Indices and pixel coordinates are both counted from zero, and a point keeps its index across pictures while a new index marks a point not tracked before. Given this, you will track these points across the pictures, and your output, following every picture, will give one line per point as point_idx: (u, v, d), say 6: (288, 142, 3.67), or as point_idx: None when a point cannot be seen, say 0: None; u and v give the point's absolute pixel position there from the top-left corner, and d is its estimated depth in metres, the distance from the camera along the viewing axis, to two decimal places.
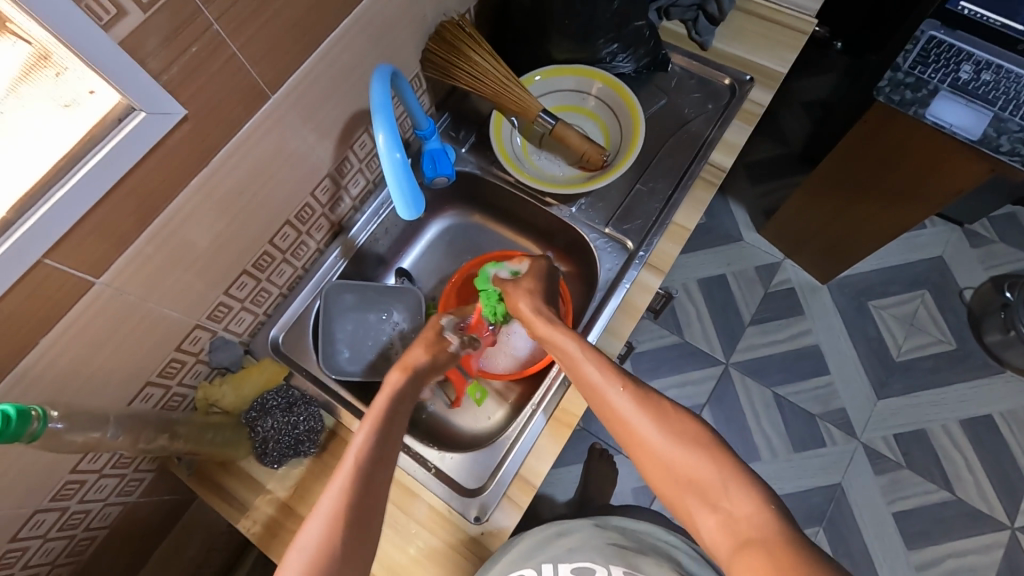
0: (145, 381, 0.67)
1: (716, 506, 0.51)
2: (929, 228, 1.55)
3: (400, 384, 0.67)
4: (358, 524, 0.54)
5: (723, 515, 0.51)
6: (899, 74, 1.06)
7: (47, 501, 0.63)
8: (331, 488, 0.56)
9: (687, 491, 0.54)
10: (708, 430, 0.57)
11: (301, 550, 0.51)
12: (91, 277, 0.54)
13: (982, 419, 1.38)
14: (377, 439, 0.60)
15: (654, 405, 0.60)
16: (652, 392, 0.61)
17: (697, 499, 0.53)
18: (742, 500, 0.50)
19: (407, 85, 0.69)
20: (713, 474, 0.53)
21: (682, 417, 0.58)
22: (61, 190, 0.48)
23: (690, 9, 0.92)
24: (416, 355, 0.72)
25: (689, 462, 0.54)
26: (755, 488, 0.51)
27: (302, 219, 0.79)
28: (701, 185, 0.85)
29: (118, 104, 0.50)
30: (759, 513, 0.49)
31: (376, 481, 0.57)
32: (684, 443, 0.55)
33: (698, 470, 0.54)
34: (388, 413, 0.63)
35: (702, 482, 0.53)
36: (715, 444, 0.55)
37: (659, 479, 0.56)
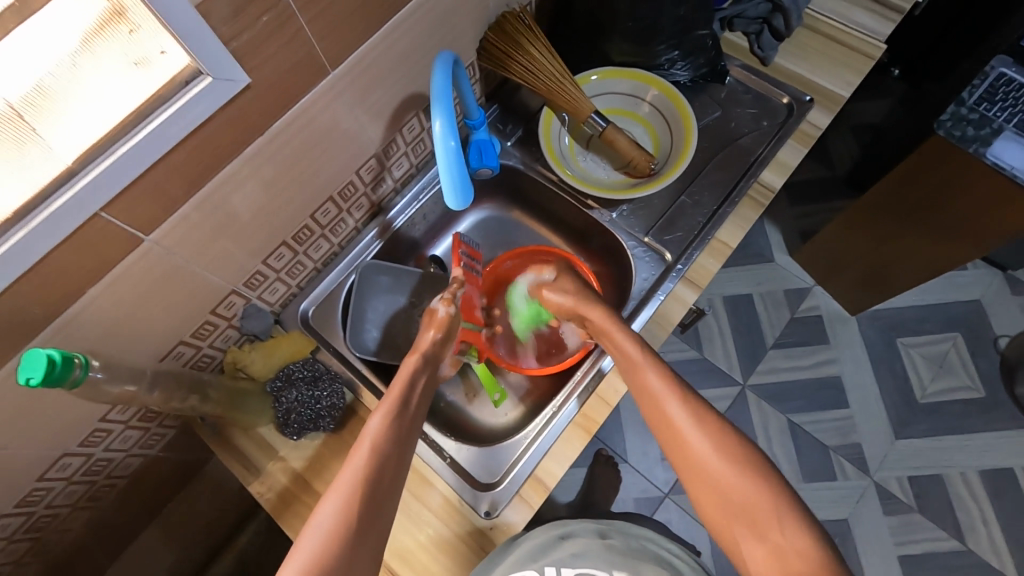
0: (179, 340, 0.68)
1: (762, 535, 0.52)
2: (971, 269, 1.50)
3: (414, 367, 0.68)
4: (373, 501, 0.55)
5: (769, 545, 0.52)
6: (963, 108, 1.01)
7: (74, 446, 0.65)
8: (351, 465, 0.57)
9: (737, 519, 0.55)
10: (766, 460, 0.57)
11: (320, 524, 0.52)
12: (141, 234, 0.55)
13: (1004, 472, 1.34)
14: (393, 424, 0.62)
15: (712, 424, 0.60)
16: (708, 409, 0.62)
17: (745, 527, 0.54)
18: (793, 534, 0.51)
19: (465, 75, 0.68)
20: (765, 505, 0.54)
21: (732, 435, 0.59)
22: (124, 146, 0.49)
23: (755, 22, 0.88)
24: (427, 339, 0.72)
25: (745, 490, 0.55)
26: (810, 529, 0.52)
27: (345, 196, 0.79)
28: (747, 204, 0.83)
29: (187, 67, 0.50)
30: (809, 549, 0.50)
31: (389, 461, 0.59)
32: (736, 466, 0.56)
33: (748, 497, 0.55)
34: (403, 394, 0.65)
35: (752, 511, 0.54)
36: (769, 475, 0.56)
37: (709, 501, 0.57)
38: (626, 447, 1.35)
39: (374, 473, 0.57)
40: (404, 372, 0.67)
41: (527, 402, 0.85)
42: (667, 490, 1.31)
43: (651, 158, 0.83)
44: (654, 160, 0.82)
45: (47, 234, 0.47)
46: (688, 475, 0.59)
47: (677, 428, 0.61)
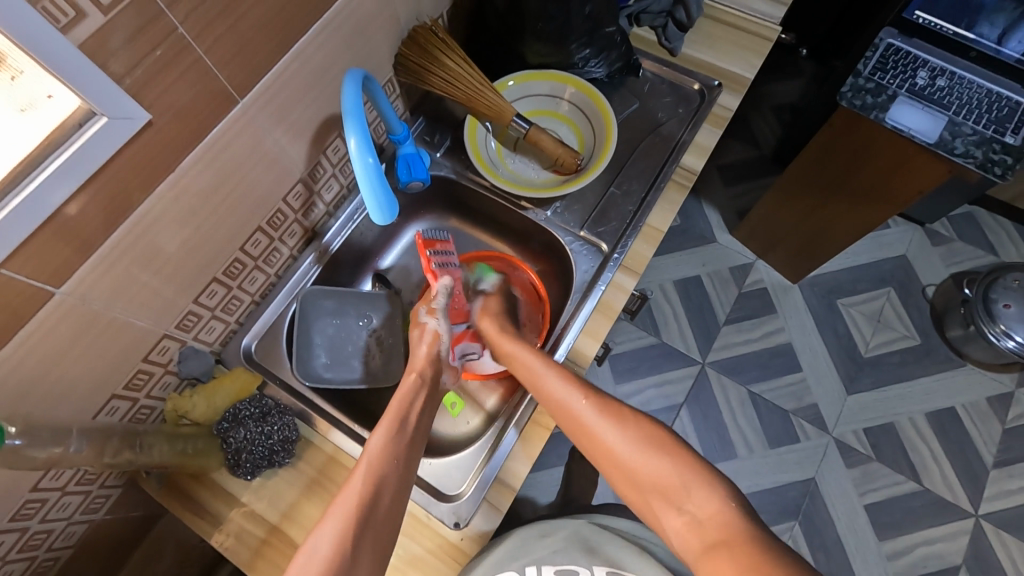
0: (110, 394, 0.65)
1: (680, 507, 0.55)
2: (893, 227, 1.61)
3: (411, 385, 0.72)
4: (368, 525, 0.55)
5: (687, 517, 0.54)
6: (860, 79, 1.09)
7: (5, 521, 0.61)
8: (351, 482, 0.59)
9: (652, 495, 0.58)
10: (679, 442, 0.60)
11: (314, 552, 0.52)
12: (50, 286, 0.53)
13: (947, 411, 1.43)
14: (396, 436, 0.65)
15: (620, 414, 0.64)
16: (616, 404, 0.65)
17: (662, 502, 0.57)
18: (703, 499, 0.54)
19: (380, 90, 0.68)
20: (675, 478, 0.57)
21: (644, 423, 0.63)
22: (16, 197, 0.46)
23: (660, 16, 0.94)
24: (421, 354, 0.77)
25: (652, 470, 0.58)
26: (719, 487, 0.55)
27: (275, 225, 0.77)
28: (673, 187, 0.86)
29: (79, 108, 0.48)
30: (720, 509, 0.53)
31: (388, 482, 0.60)
32: (645, 449, 0.60)
33: (661, 474, 0.57)
34: (400, 411, 0.68)
35: (665, 485, 0.57)
36: (677, 446, 0.60)
37: (629, 487, 0.60)
38: None
39: (373, 492, 0.58)
40: (403, 390, 0.71)
41: (487, 407, 0.85)
42: None
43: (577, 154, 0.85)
44: (579, 155, 0.84)
45: None
46: (609, 470, 0.62)
47: (588, 425, 0.64)
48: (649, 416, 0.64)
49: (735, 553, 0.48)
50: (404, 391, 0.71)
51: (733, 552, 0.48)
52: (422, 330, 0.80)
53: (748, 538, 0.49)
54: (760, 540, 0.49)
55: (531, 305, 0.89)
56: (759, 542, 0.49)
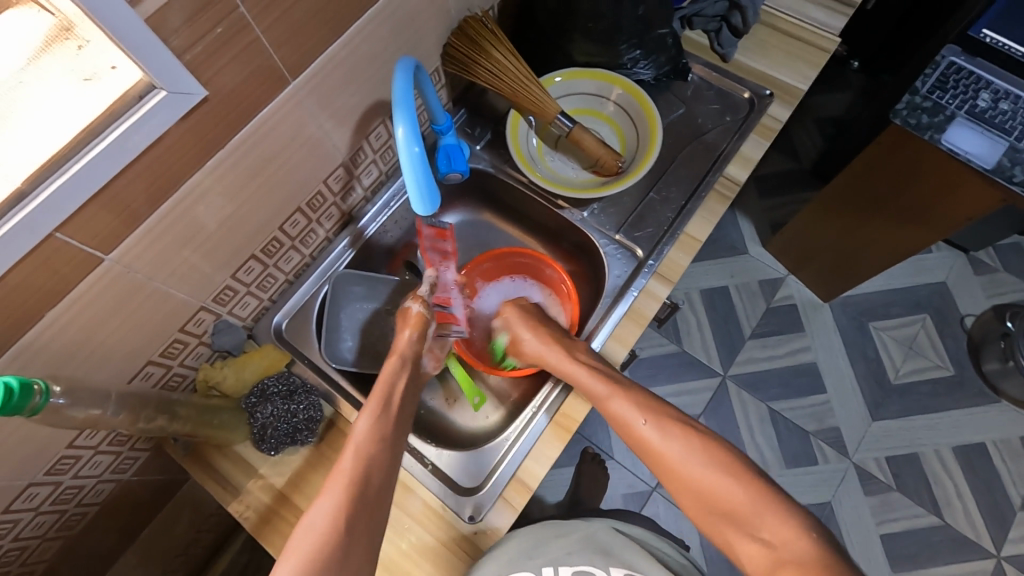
0: (146, 360, 0.67)
1: (751, 531, 0.57)
2: (934, 252, 1.55)
3: (393, 368, 0.71)
4: (362, 500, 0.57)
5: (761, 542, 0.55)
6: (916, 97, 1.04)
7: (41, 475, 0.63)
8: (341, 467, 0.59)
9: (721, 518, 0.59)
10: (750, 464, 0.62)
11: (310, 528, 0.54)
12: (100, 253, 0.54)
13: (975, 447, 1.38)
14: (382, 419, 0.65)
15: (688, 438, 0.64)
16: (683, 423, 0.66)
17: (731, 525, 0.58)
18: (776, 526, 0.55)
19: (428, 80, 0.68)
20: (747, 503, 0.58)
21: (712, 445, 0.63)
22: (76, 163, 0.48)
23: (713, 20, 0.91)
24: (404, 339, 0.73)
25: (723, 492, 0.59)
26: (789, 514, 0.56)
27: (314, 207, 0.78)
28: (715, 197, 0.84)
29: (140, 81, 0.49)
30: (797, 537, 0.54)
31: (377, 462, 0.60)
32: (715, 470, 0.61)
33: (733, 498, 0.59)
34: (389, 394, 0.68)
35: (735, 510, 0.58)
36: (746, 471, 0.61)
37: (698, 507, 0.61)
38: (611, 443, 1.40)
39: (363, 472, 0.59)
40: (386, 371, 0.70)
41: (507, 404, 0.85)
42: (654, 484, 1.37)
43: (619, 157, 0.84)
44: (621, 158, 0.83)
45: None
46: (676, 491, 0.63)
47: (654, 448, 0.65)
48: (716, 435, 0.65)
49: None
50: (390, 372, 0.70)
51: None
52: (405, 313, 0.76)
53: (826, 566, 0.51)
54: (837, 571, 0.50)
55: (560, 305, 0.88)
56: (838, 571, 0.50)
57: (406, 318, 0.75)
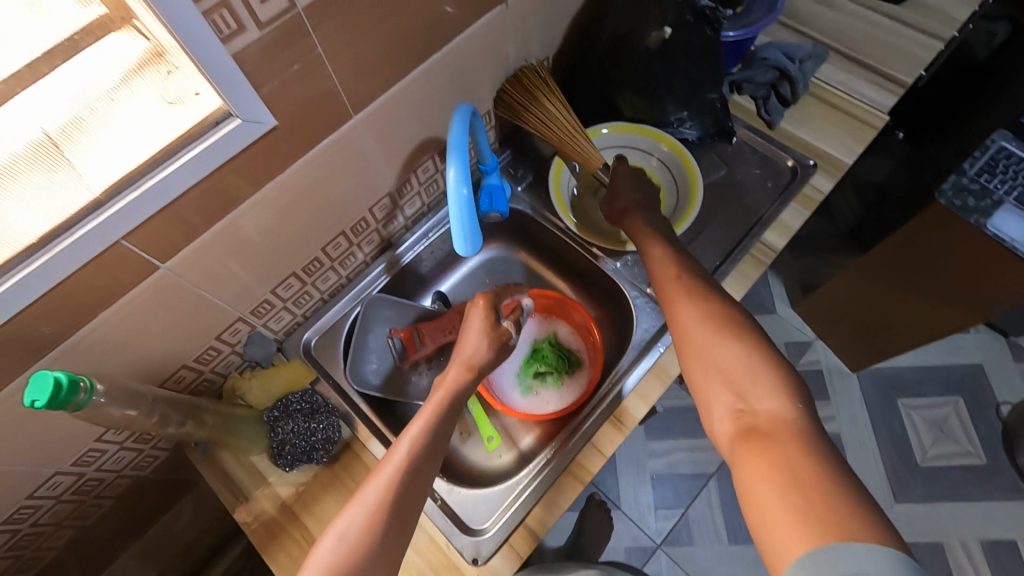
0: (181, 364, 0.70)
1: (741, 396, 0.54)
2: (972, 332, 1.50)
3: (458, 382, 0.67)
4: (395, 518, 0.57)
5: (746, 408, 0.54)
6: (963, 178, 1.03)
7: (68, 465, 0.65)
8: (377, 478, 0.59)
9: (715, 380, 0.57)
10: (764, 336, 0.58)
11: (340, 540, 0.55)
12: (157, 261, 0.57)
13: (1006, 544, 1.31)
14: (428, 435, 0.63)
15: (718, 310, 0.61)
16: (720, 304, 0.62)
17: (722, 388, 0.56)
18: (764, 395, 0.53)
19: (481, 124, 0.71)
20: (743, 367, 0.56)
21: (734, 318, 0.60)
22: (151, 180, 0.51)
23: (762, 87, 0.93)
24: (469, 345, 0.71)
25: (725, 355, 0.57)
26: (786, 393, 0.53)
27: (356, 231, 0.81)
28: (750, 262, 0.85)
29: (218, 109, 0.53)
30: (780, 409, 0.52)
31: (420, 483, 0.60)
32: (730, 338, 0.58)
33: (731, 361, 0.56)
34: (446, 407, 0.65)
35: (732, 372, 0.56)
36: (763, 344, 0.57)
37: (695, 368, 0.59)
38: (618, 493, 1.37)
39: (401, 487, 0.58)
40: (448, 385, 0.67)
41: (522, 446, 0.85)
42: (659, 540, 1.33)
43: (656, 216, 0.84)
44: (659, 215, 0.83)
45: (65, 262, 0.49)
46: (683, 358, 0.61)
47: (679, 308, 0.63)
48: (744, 313, 0.61)
49: (777, 447, 0.49)
50: (451, 386, 0.67)
51: (773, 445, 0.49)
52: (499, 331, 0.72)
53: (795, 442, 0.49)
54: (810, 453, 0.48)
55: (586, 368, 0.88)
56: (808, 452, 0.48)
57: (485, 331, 0.71)
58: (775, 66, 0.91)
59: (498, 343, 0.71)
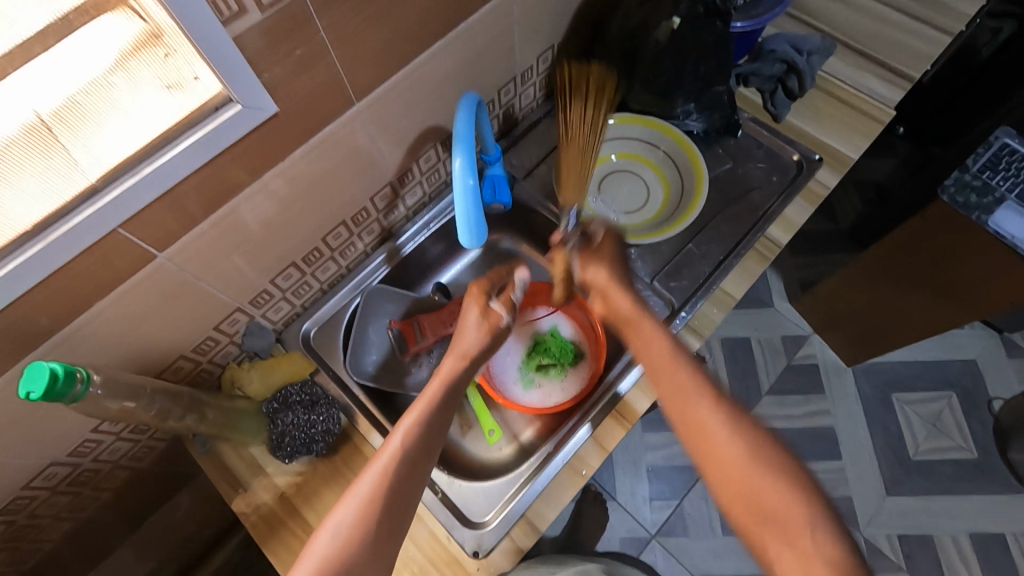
0: (178, 355, 0.68)
1: (795, 544, 0.46)
2: (967, 329, 1.50)
3: (452, 371, 0.67)
4: (391, 510, 0.55)
5: (798, 553, 0.46)
6: (967, 175, 1.02)
7: (63, 455, 0.64)
8: (371, 470, 0.57)
9: (761, 519, 0.48)
10: (797, 456, 0.51)
11: (334, 533, 0.53)
12: (155, 250, 0.56)
13: (995, 537, 1.33)
14: (423, 426, 0.61)
15: (745, 425, 0.53)
16: (744, 412, 0.54)
17: (772, 533, 0.48)
18: (819, 542, 0.46)
19: (486, 112, 0.69)
20: (791, 507, 0.48)
21: (767, 437, 0.52)
22: (149, 167, 0.50)
23: (769, 80, 0.91)
24: (468, 336, 0.71)
25: (767, 489, 0.49)
26: (841, 535, 0.46)
27: (357, 221, 0.80)
28: (754, 257, 0.85)
29: (218, 94, 0.51)
30: (839, 553, 0.45)
31: (416, 471, 0.58)
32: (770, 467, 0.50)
33: (774, 498, 0.48)
34: (440, 396, 0.64)
35: (776, 511, 0.48)
36: (802, 472, 0.50)
37: (733, 503, 0.50)
38: (615, 485, 1.37)
39: (396, 477, 0.57)
40: (443, 374, 0.66)
41: (522, 439, 0.85)
42: (654, 531, 1.34)
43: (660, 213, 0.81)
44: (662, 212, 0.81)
45: (61, 250, 0.48)
46: (711, 482, 0.52)
47: (702, 424, 0.54)
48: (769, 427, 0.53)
49: None
50: (446, 374, 0.66)
51: None
52: (488, 315, 0.73)
53: None
54: None
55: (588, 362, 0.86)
56: None
57: (481, 323, 0.72)
58: (784, 59, 0.89)
59: (495, 330, 0.72)
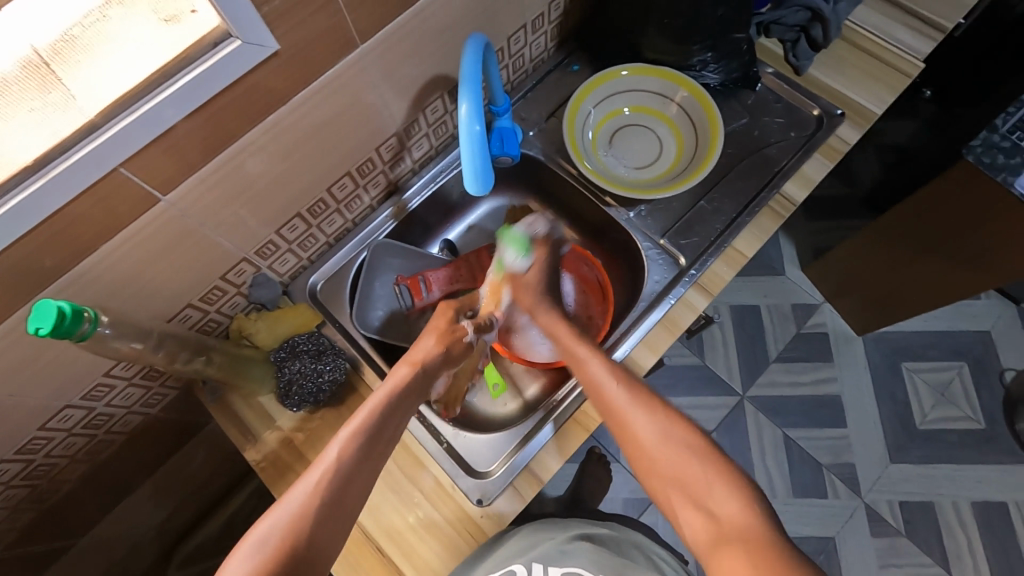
0: (186, 303, 0.69)
1: (699, 505, 0.53)
2: (983, 299, 1.47)
3: (405, 380, 0.65)
4: (326, 521, 0.53)
5: (708, 514, 0.52)
6: (995, 134, 0.90)
7: (77, 399, 0.66)
8: (306, 480, 0.55)
9: (671, 485, 0.56)
10: (701, 430, 0.59)
11: (260, 545, 0.50)
12: (158, 193, 0.55)
13: (996, 505, 1.33)
14: (362, 441, 0.59)
15: (653, 404, 0.61)
16: (653, 393, 0.63)
17: (681, 495, 0.55)
18: (726, 501, 0.52)
19: (494, 58, 0.67)
20: (699, 474, 0.55)
21: (676, 417, 0.60)
22: (147, 104, 0.48)
23: (792, 29, 0.87)
24: (424, 348, 0.70)
25: (675, 460, 0.56)
26: (743, 495, 0.52)
27: (363, 172, 0.78)
28: (768, 215, 0.82)
29: (217, 29, 0.50)
30: (744, 515, 0.51)
31: (354, 485, 0.56)
32: (683, 449, 0.57)
33: (685, 468, 0.55)
34: (386, 410, 0.62)
35: (685, 479, 0.55)
36: (709, 444, 0.57)
37: (649, 473, 0.58)
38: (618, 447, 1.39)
39: (333, 493, 0.54)
40: (394, 384, 0.64)
41: (527, 395, 0.85)
42: None
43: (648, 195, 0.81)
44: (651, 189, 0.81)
45: (62, 188, 0.47)
46: (633, 457, 0.60)
47: (618, 408, 0.62)
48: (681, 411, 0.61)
49: (751, 555, 0.47)
50: (397, 381, 0.65)
51: (749, 553, 0.47)
52: (449, 329, 0.74)
53: (768, 546, 0.47)
54: (781, 550, 0.47)
55: (599, 307, 0.87)
56: (778, 551, 0.47)
57: (440, 334, 0.72)
58: (806, 6, 0.83)
59: (450, 342, 0.72)
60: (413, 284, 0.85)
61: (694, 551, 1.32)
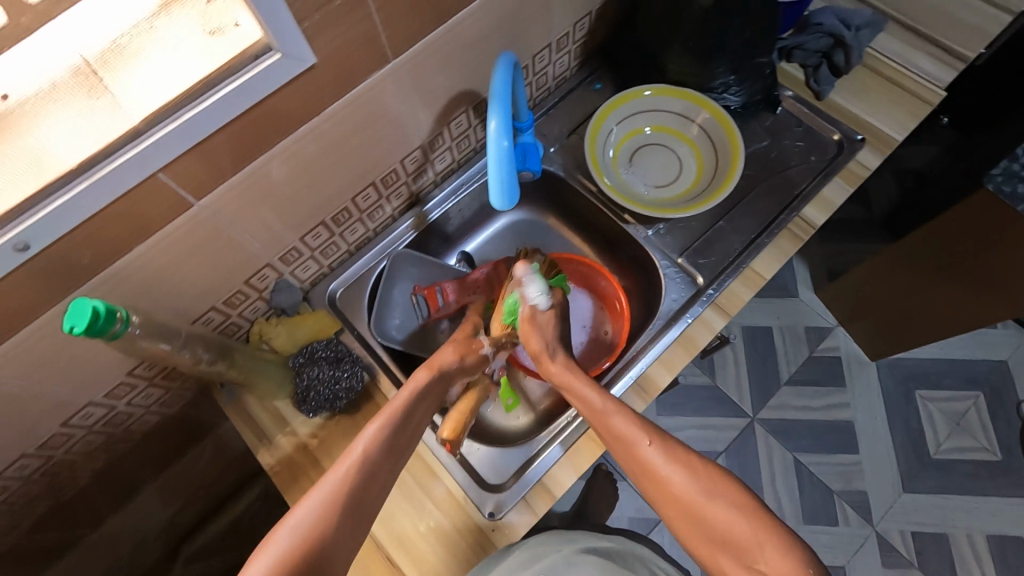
0: (210, 305, 0.70)
1: (751, 566, 0.53)
2: (1000, 328, 1.46)
3: (425, 381, 0.66)
4: (351, 510, 0.56)
5: (759, 575, 0.53)
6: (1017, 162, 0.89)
7: (99, 396, 0.67)
8: (336, 470, 0.58)
9: (720, 547, 0.56)
10: (738, 481, 0.59)
11: (293, 530, 0.53)
12: (192, 198, 0.57)
13: (1013, 539, 1.30)
14: (388, 433, 0.61)
15: (687, 459, 0.61)
16: (684, 447, 0.63)
17: (730, 555, 0.55)
18: (777, 558, 0.52)
19: (521, 76, 0.68)
20: (747, 532, 0.54)
21: (712, 471, 0.60)
22: (188, 112, 0.50)
23: (814, 55, 0.88)
24: (445, 357, 0.71)
25: (717, 518, 0.56)
26: (793, 549, 0.53)
27: (386, 183, 0.79)
28: (786, 237, 0.82)
29: (259, 42, 0.51)
30: (796, 573, 0.51)
31: (377, 475, 0.59)
32: (721, 503, 0.57)
33: (731, 526, 0.55)
34: (408, 408, 0.64)
35: (734, 539, 0.55)
36: (748, 496, 0.57)
37: (693, 532, 0.58)
38: (626, 464, 1.38)
39: (360, 482, 0.58)
40: (416, 384, 0.66)
41: (540, 408, 0.86)
42: None
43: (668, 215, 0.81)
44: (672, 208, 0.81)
45: (103, 190, 0.49)
46: (672, 515, 0.60)
47: (651, 468, 0.61)
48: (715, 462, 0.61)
49: None
50: (417, 383, 0.66)
51: None
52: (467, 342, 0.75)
53: None
54: None
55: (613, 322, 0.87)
56: None
57: (458, 345, 0.73)
58: (829, 33, 0.85)
59: (469, 353, 0.73)
60: (432, 294, 0.86)
61: (700, 574, 1.30)
